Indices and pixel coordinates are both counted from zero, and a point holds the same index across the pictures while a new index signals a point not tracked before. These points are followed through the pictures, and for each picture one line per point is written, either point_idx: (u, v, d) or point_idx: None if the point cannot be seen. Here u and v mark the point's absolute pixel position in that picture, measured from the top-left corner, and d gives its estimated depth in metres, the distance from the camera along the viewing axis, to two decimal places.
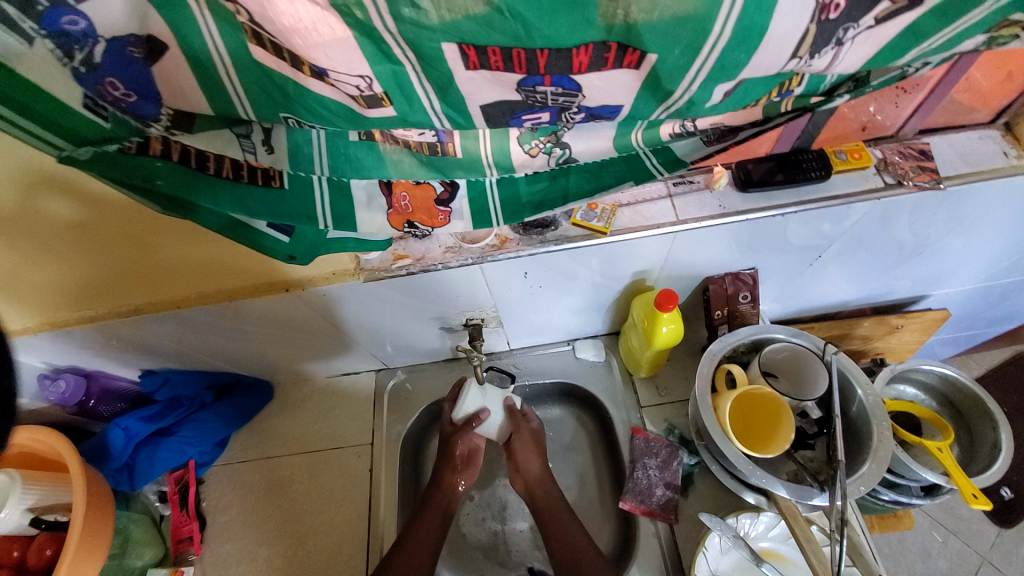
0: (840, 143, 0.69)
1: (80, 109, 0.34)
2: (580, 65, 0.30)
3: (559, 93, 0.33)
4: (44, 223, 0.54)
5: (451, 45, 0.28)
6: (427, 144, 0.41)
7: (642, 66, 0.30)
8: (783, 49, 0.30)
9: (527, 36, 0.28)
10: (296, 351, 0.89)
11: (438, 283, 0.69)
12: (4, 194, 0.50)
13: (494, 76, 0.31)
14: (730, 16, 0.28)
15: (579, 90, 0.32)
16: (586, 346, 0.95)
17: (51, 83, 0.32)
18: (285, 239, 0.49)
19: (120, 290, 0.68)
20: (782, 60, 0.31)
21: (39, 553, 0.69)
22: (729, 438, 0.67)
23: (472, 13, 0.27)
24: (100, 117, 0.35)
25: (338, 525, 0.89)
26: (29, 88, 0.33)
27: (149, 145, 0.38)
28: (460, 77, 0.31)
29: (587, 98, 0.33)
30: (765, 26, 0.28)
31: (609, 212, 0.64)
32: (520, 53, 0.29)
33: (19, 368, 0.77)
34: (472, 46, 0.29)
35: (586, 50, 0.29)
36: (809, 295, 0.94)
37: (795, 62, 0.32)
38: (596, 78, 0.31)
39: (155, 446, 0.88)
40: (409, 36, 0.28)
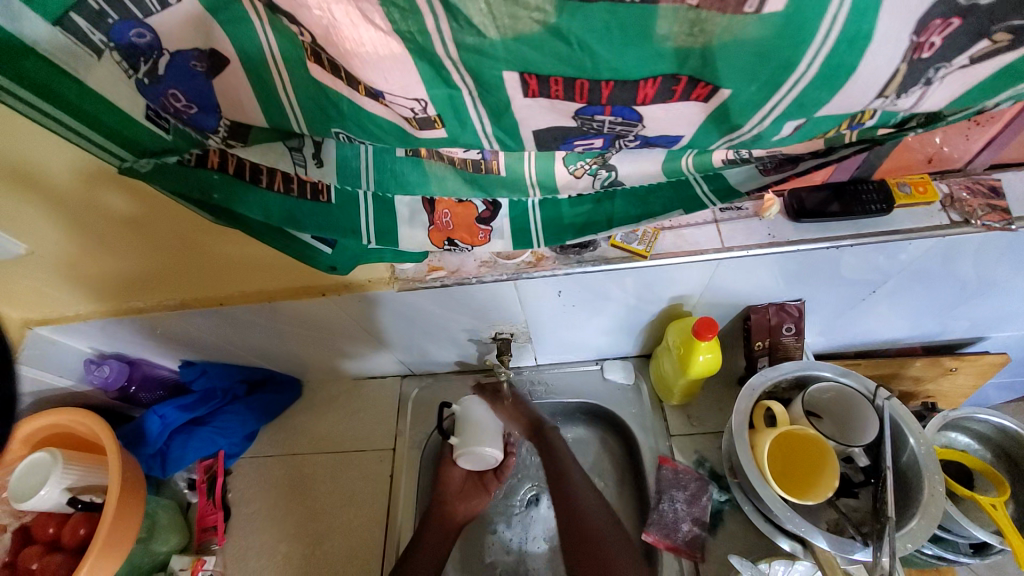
0: (902, 174, 0.65)
1: (142, 121, 0.36)
2: (646, 96, 0.29)
3: (619, 122, 0.32)
4: (103, 217, 0.57)
5: (513, 73, 0.28)
6: (472, 161, 0.41)
7: (711, 99, 0.29)
8: (866, 87, 0.28)
9: (593, 67, 0.27)
10: (325, 352, 0.90)
11: (471, 297, 0.68)
12: (67, 186, 0.52)
13: (551, 104, 0.30)
14: (819, 54, 0.26)
15: (640, 121, 0.31)
16: (615, 367, 0.92)
17: (119, 95, 0.34)
18: (327, 250, 0.50)
19: (169, 286, 0.71)
20: (864, 98, 0.29)
21: (73, 531, 0.73)
22: (766, 480, 0.63)
23: (536, 42, 0.26)
24: (161, 129, 0.37)
25: (355, 529, 0.89)
26: (98, 100, 0.35)
27: (207, 157, 0.39)
28: (517, 104, 0.30)
29: (646, 128, 0.32)
30: (856, 65, 0.27)
31: (651, 234, 0.62)
32: (585, 83, 0.28)
33: (68, 351, 0.82)
34: (534, 75, 0.28)
35: (653, 82, 0.28)
36: (857, 329, 0.88)
37: (881, 100, 0.30)
38: (660, 110, 0.30)
39: (188, 434, 0.91)
40: (469, 63, 0.28)
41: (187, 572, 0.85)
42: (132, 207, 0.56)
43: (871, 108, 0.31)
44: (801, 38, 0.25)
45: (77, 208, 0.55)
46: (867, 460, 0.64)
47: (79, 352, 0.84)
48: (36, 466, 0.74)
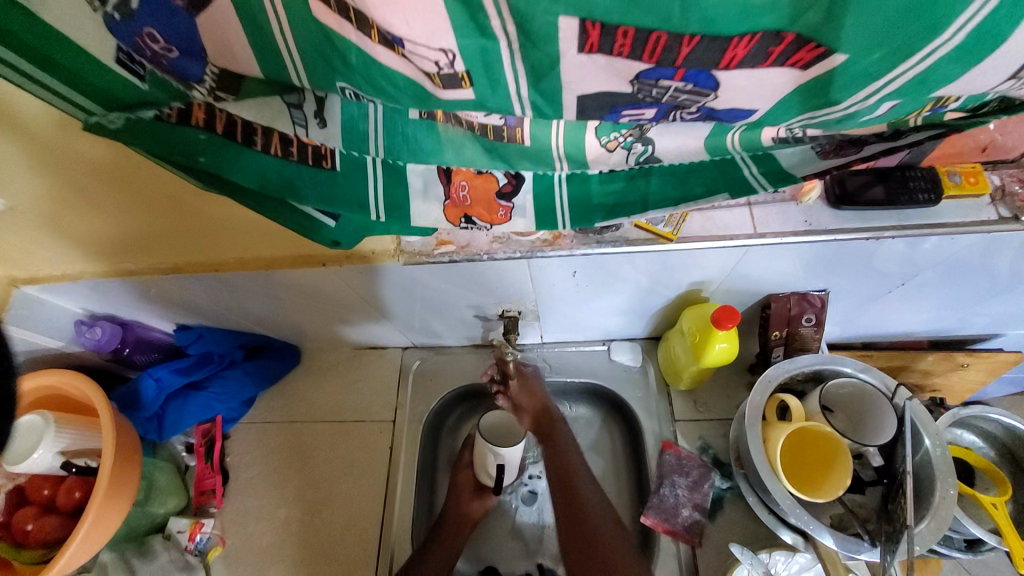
0: (952, 163, 0.60)
1: (113, 66, 0.31)
2: (732, 58, 0.25)
3: (688, 90, 0.27)
4: (80, 166, 0.52)
5: (571, 20, 0.23)
6: (493, 127, 0.36)
7: (810, 68, 0.25)
8: (994, 60, 0.23)
9: (681, 17, 0.23)
10: (323, 321, 0.88)
11: (481, 274, 0.64)
12: (37, 127, 0.47)
13: (609, 63, 0.25)
14: (972, 20, 0.22)
15: (716, 88, 0.26)
16: (623, 349, 0.90)
17: (82, 30, 0.29)
18: (330, 223, 0.45)
19: (160, 249, 0.67)
20: (991, 76, 0.25)
21: (69, 494, 0.72)
22: (778, 477, 0.62)
23: None
24: (135, 76, 0.32)
25: (355, 498, 0.89)
26: (59, 40, 0.30)
27: (190, 112, 0.35)
28: (569, 61, 0.25)
29: (716, 98, 0.27)
30: (1006, 38, 0.23)
31: (679, 217, 0.58)
32: (661, 36, 0.24)
33: (58, 311, 0.78)
34: (597, 24, 0.23)
35: (749, 40, 0.24)
36: (874, 322, 0.85)
37: (1010, 83, 0.26)
38: (743, 77, 0.26)
39: (185, 399, 0.89)
40: (517, 5, 0.23)
41: (186, 534, 0.86)
42: (114, 160, 0.51)
43: (990, 90, 0.27)
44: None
45: (56, 151, 0.50)
46: (880, 460, 0.62)
47: (68, 312, 0.80)
48: (26, 428, 0.71)
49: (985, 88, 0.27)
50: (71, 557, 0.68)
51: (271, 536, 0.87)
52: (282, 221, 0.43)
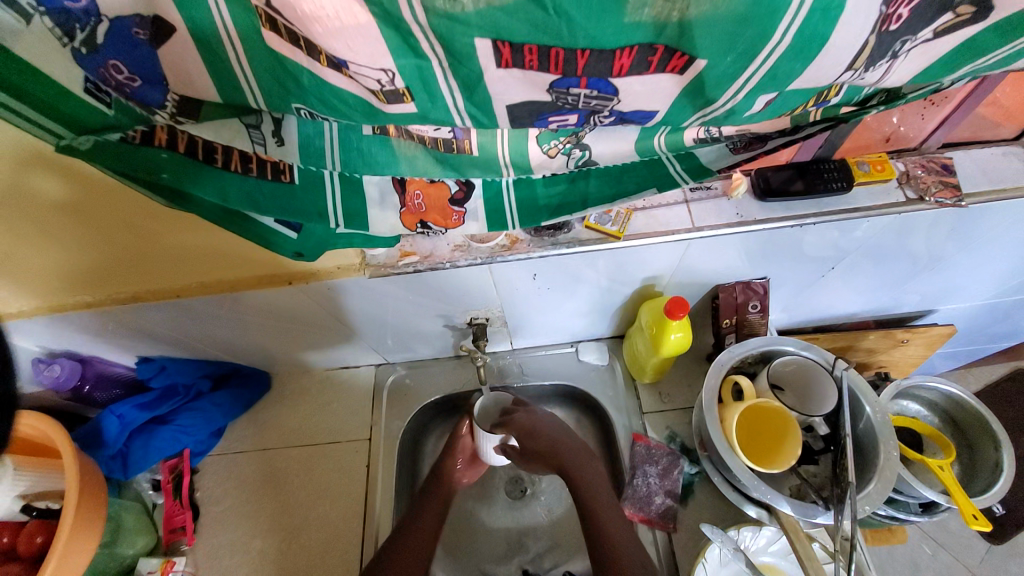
0: (862, 154, 0.67)
1: (81, 94, 0.33)
2: (622, 66, 0.28)
3: (594, 96, 0.30)
4: (31, 203, 0.52)
5: (486, 41, 0.26)
6: (443, 140, 0.40)
7: (688, 71, 0.28)
8: (837, 59, 0.28)
9: (569, 34, 0.26)
10: (292, 342, 0.87)
11: (446, 282, 0.67)
12: None
13: (526, 76, 0.29)
14: (794, 25, 0.26)
15: (615, 94, 0.30)
16: (590, 349, 0.94)
17: (51, 66, 0.31)
18: (292, 235, 0.48)
19: (120, 278, 0.66)
20: (837, 71, 0.29)
21: (29, 540, 0.69)
22: (733, 449, 0.66)
23: (512, 8, 0.25)
24: (102, 103, 0.33)
25: (334, 520, 0.88)
26: (27, 70, 0.31)
27: (154, 134, 0.36)
28: (491, 75, 0.29)
29: (622, 103, 0.31)
30: (830, 38, 0.27)
31: (624, 216, 0.63)
32: (559, 52, 0.27)
33: (15, 351, 0.76)
34: (508, 43, 0.27)
35: (630, 52, 0.27)
36: (818, 305, 0.92)
37: (850, 74, 0.30)
38: (635, 82, 0.29)
39: (149, 434, 0.87)
40: (440, 30, 0.26)
41: (156, 574, 0.82)
42: (72, 195, 0.52)
43: (838, 83, 0.31)
44: (776, 8, 0.25)
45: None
46: (826, 429, 0.67)
47: (24, 351, 0.78)
48: None
49: (831, 82, 0.31)
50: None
51: (246, 569, 0.85)
52: (245, 233, 0.45)
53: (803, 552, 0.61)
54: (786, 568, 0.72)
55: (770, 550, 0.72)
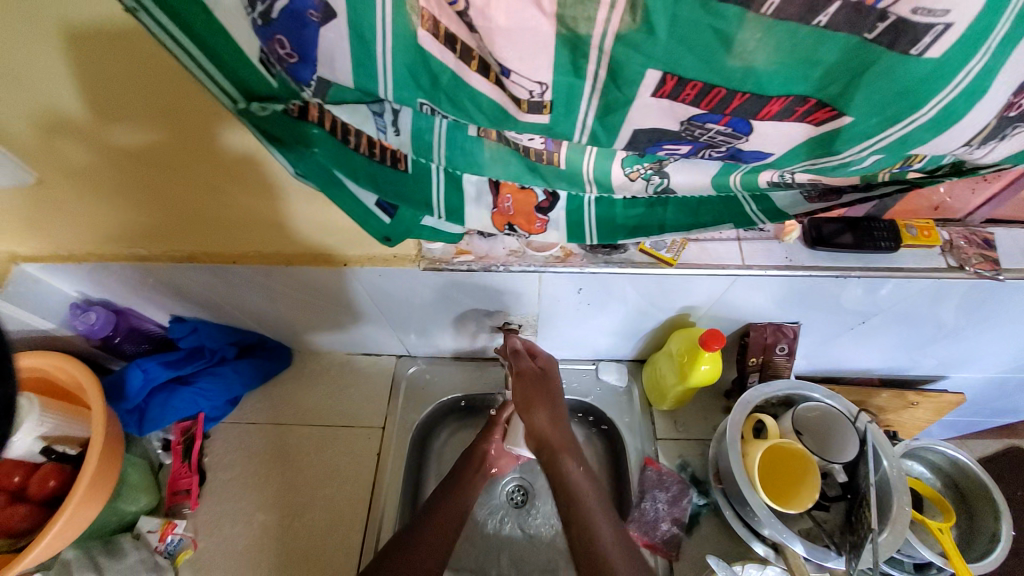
0: (909, 218, 0.69)
1: (256, 63, 0.34)
2: (767, 112, 0.30)
3: (726, 133, 0.32)
4: (84, 159, 0.56)
5: (656, 72, 0.28)
6: (534, 150, 0.41)
7: (824, 125, 0.31)
8: (961, 133, 0.30)
9: (739, 79, 0.28)
10: (321, 321, 0.88)
11: (492, 283, 0.69)
12: (30, 125, 0.52)
13: (672, 107, 0.31)
14: (940, 103, 0.28)
15: (747, 135, 0.32)
16: (610, 369, 0.95)
17: (236, 30, 0.32)
18: (385, 220, 0.50)
19: (178, 236, 0.68)
20: (954, 145, 0.31)
21: (42, 482, 0.70)
22: (755, 488, 0.67)
23: (692, 45, 0.27)
24: (269, 75, 0.35)
25: (339, 503, 0.88)
26: (215, 30, 0.32)
27: (308, 110, 0.38)
28: (641, 102, 0.30)
29: (748, 143, 0.33)
30: (965, 116, 0.29)
31: (678, 244, 0.65)
32: (720, 91, 0.29)
33: (55, 293, 0.78)
34: (676, 76, 0.29)
35: (782, 101, 0.29)
36: (838, 356, 0.94)
37: (961, 148, 0.32)
38: (771, 127, 0.31)
39: (170, 393, 0.88)
40: (618, 57, 0.28)
41: (157, 534, 0.83)
42: (126, 153, 0.55)
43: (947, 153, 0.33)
44: (933, 86, 0.27)
45: (49, 148, 0.54)
46: (845, 477, 0.68)
47: (64, 295, 0.79)
48: None
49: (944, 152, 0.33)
50: (47, 544, 0.67)
51: (246, 541, 0.85)
52: (346, 209, 0.47)
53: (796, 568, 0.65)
54: None
55: None
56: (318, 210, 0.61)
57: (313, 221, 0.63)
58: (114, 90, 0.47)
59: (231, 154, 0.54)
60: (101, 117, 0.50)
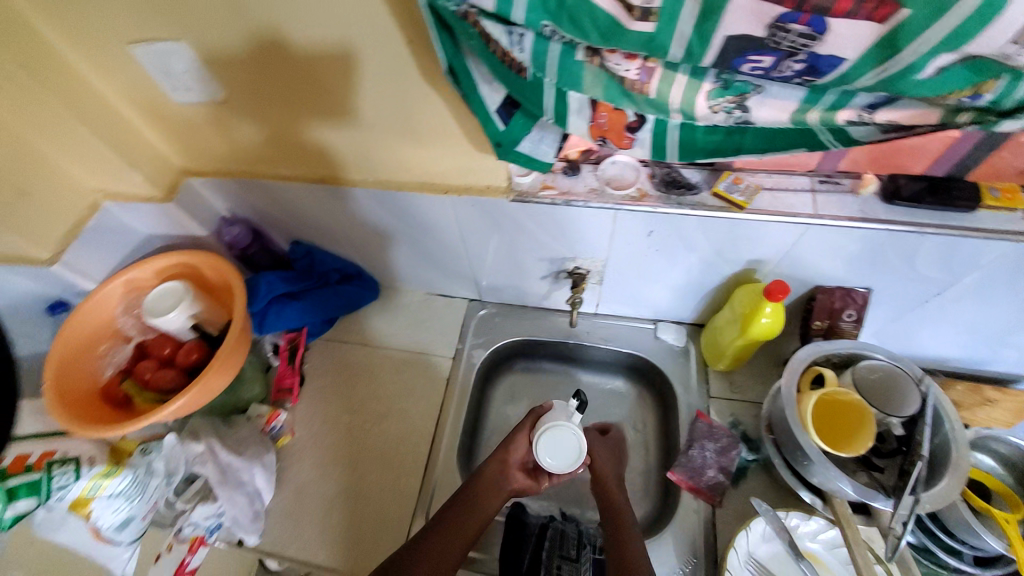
0: (994, 183, 0.69)
1: None
2: (840, 9, 0.37)
3: (805, 34, 0.39)
4: (239, 89, 0.71)
5: None
6: (629, 79, 0.49)
7: (888, 21, 0.37)
8: (1010, 25, 0.35)
9: None
10: (411, 258, 1.00)
11: (571, 220, 0.76)
12: (209, 60, 0.68)
13: (757, 8, 0.38)
14: None
15: (823, 34, 0.39)
16: (668, 329, 1.00)
17: None
18: (501, 126, 0.59)
19: (308, 162, 0.83)
20: (1004, 40, 0.36)
21: (187, 355, 0.87)
22: (808, 433, 0.70)
23: None
24: None
25: (412, 417, 1.00)
26: None
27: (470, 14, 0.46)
28: (731, 4, 0.38)
29: (823, 45, 0.40)
30: (1008, 7, 0.34)
31: (752, 190, 0.69)
32: None
33: (209, 209, 0.97)
34: None
35: None
36: (912, 340, 0.92)
37: (1013, 49, 0.37)
38: (844, 26, 0.38)
39: (283, 305, 1.02)
40: None
41: (264, 419, 0.97)
42: (266, 85, 0.70)
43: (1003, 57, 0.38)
44: None
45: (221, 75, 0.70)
46: (902, 431, 0.69)
47: (216, 210, 0.98)
48: (171, 292, 0.86)
49: (997, 54, 0.38)
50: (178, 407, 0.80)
51: (334, 436, 0.99)
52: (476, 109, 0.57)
53: (857, 550, 0.64)
54: (831, 564, 0.74)
55: (818, 538, 0.74)
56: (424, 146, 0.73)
57: (423, 155, 0.75)
58: (269, 38, 0.62)
59: (308, 141, 0.78)
60: (252, 52, 0.65)
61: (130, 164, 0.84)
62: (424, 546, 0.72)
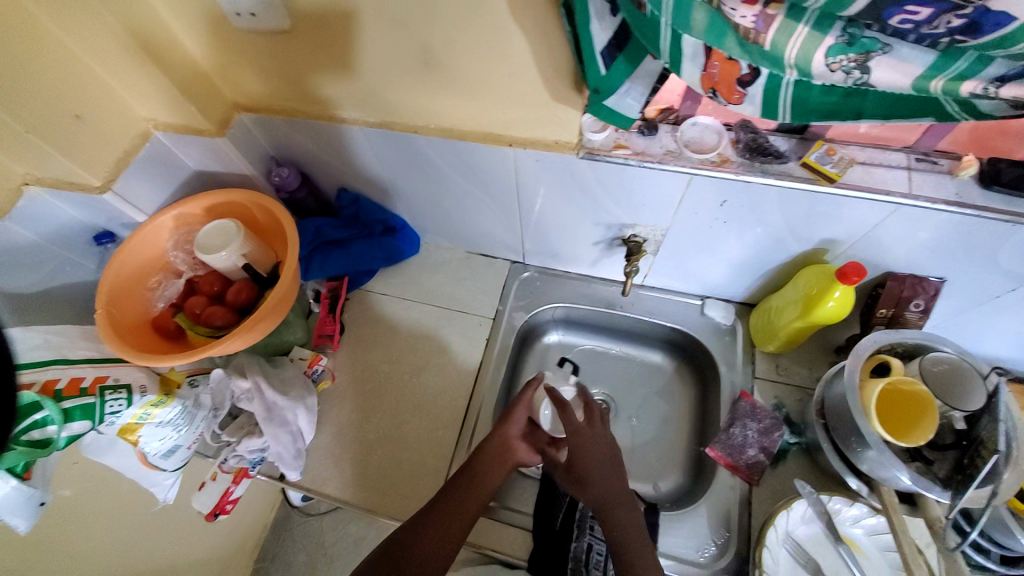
0: None
1: None
2: None
3: None
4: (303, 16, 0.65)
5: None
6: (744, 27, 0.43)
7: None
8: None
9: None
10: (459, 213, 0.98)
11: (640, 184, 0.73)
12: None
13: None
14: None
15: None
16: (716, 306, 0.98)
17: None
18: (601, 70, 0.54)
19: (364, 105, 0.78)
20: None
21: (237, 294, 0.87)
22: (871, 421, 0.69)
23: None
24: None
25: (449, 374, 1.00)
26: None
27: None
28: None
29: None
30: None
31: (846, 162, 0.65)
32: None
33: (259, 148, 0.94)
34: None
35: None
36: (974, 338, 0.88)
37: None
38: None
39: (328, 252, 1.03)
40: None
41: (306, 361, 0.98)
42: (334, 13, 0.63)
43: None
44: None
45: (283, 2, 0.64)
46: (963, 425, 0.68)
47: (264, 149, 0.95)
48: (222, 230, 0.86)
49: None
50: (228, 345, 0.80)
51: (372, 385, 1.00)
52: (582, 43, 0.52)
53: (902, 536, 0.65)
54: (867, 548, 0.74)
55: (861, 524, 0.74)
56: (495, 94, 0.68)
57: (489, 107, 0.71)
58: None
59: (344, 88, 0.76)
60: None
61: (185, 95, 0.78)
62: (449, 497, 0.76)
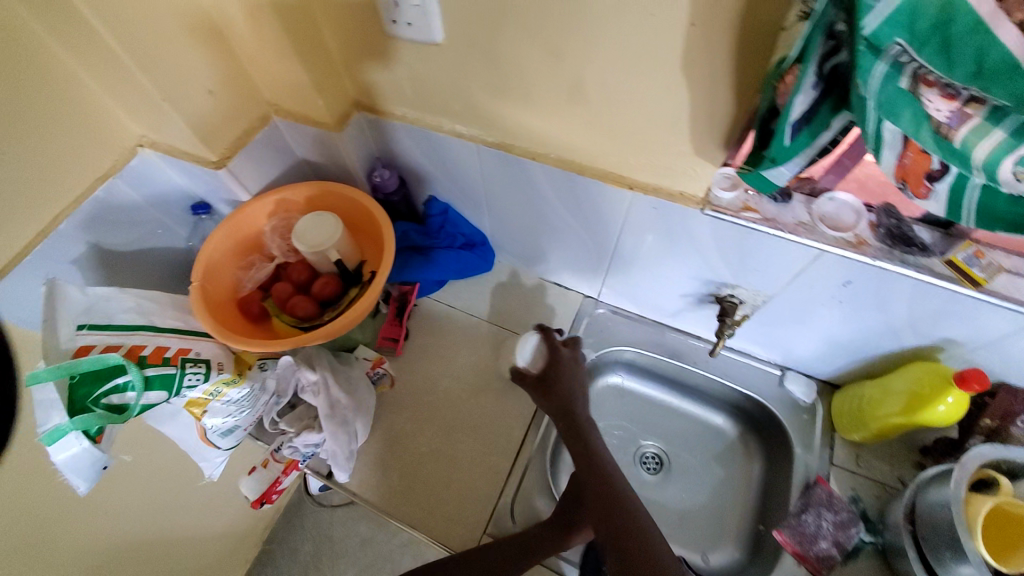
0: None
1: None
2: None
3: None
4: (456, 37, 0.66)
5: None
6: (937, 122, 0.40)
7: None
8: None
9: None
10: (547, 241, 0.97)
11: (761, 249, 0.70)
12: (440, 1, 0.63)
13: None
14: None
15: None
16: (798, 381, 0.93)
17: None
18: (786, 140, 0.49)
19: (487, 125, 0.78)
20: None
21: (323, 287, 0.87)
22: (974, 539, 0.64)
23: None
24: None
25: (509, 399, 0.98)
26: None
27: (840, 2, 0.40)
28: None
29: None
30: None
31: (995, 269, 0.61)
32: None
33: (366, 147, 0.96)
34: None
35: None
36: None
37: None
38: None
39: (408, 257, 1.04)
40: None
41: (369, 363, 0.97)
42: (491, 40, 0.64)
43: None
44: None
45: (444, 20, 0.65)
46: None
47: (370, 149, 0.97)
48: (319, 223, 0.86)
49: None
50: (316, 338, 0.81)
51: (429, 397, 0.99)
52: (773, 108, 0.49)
53: None
54: None
55: None
56: (631, 138, 0.67)
57: (619, 148, 0.70)
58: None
59: (473, 107, 0.76)
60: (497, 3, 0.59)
61: (318, 89, 0.80)
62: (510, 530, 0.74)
